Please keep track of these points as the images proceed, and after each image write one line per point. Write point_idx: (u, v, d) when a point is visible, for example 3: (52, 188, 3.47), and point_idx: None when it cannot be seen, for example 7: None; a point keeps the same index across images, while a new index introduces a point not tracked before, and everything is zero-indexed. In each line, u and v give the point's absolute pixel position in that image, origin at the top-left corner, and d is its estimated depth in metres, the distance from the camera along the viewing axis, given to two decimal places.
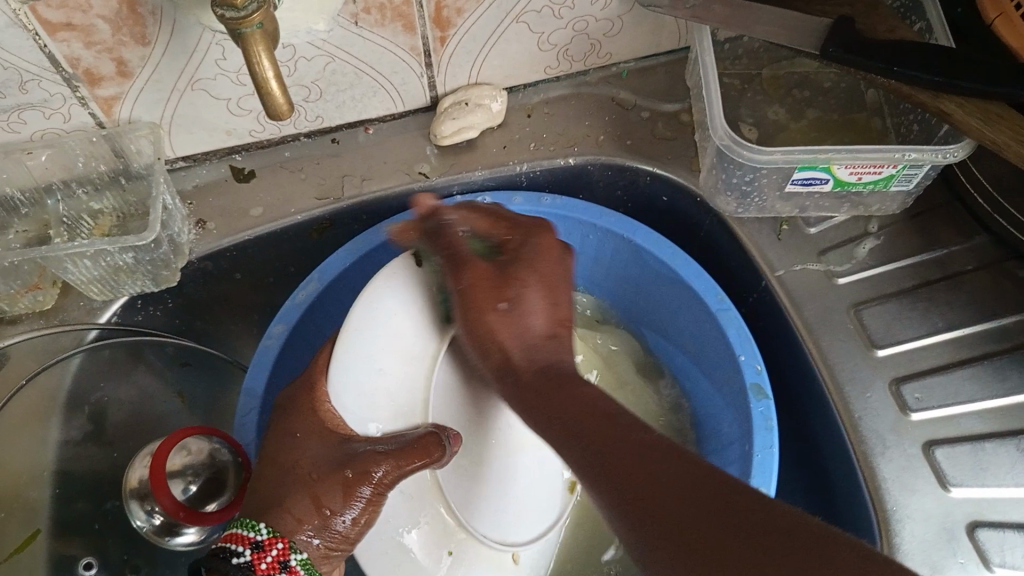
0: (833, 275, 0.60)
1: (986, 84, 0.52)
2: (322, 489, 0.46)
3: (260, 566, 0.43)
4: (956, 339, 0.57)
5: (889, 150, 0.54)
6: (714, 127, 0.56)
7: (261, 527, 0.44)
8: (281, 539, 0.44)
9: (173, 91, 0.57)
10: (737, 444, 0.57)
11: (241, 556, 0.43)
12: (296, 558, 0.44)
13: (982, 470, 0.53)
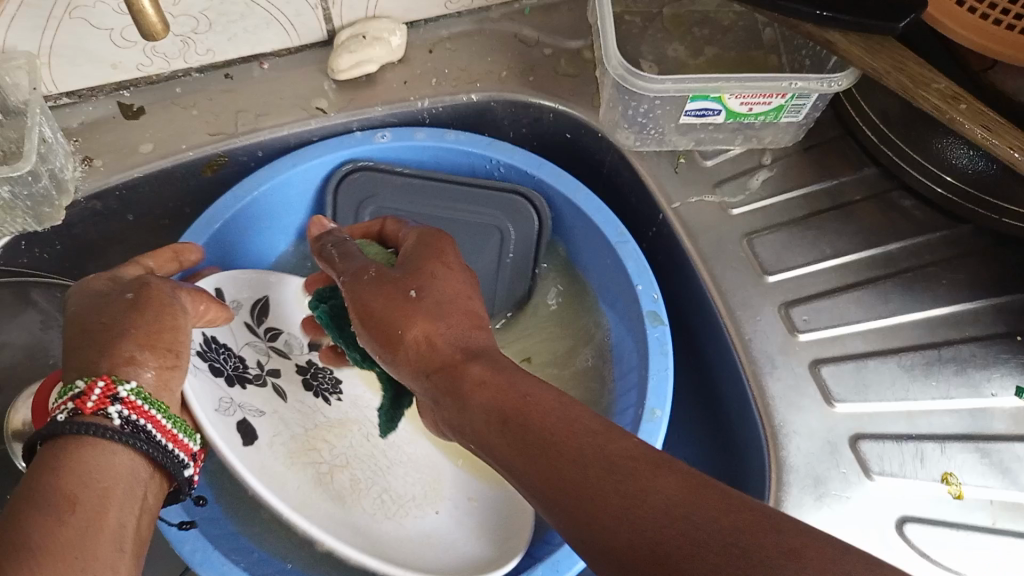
0: (726, 206, 0.61)
1: (862, 16, 0.53)
2: (148, 321, 0.46)
3: (87, 408, 0.41)
4: (842, 265, 0.59)
5: (777, 79, 0.55)
6: (608, 56, 0.57)
7: (79, 382, 0.42)
8: (102, 379, 0.42)
9: (50, 19, 0.54)
10: (635, 373, 0.58)
11: (64, 412, 0.41)
12: (125, 390, 0.42)
13: (864, 387, 0.55)
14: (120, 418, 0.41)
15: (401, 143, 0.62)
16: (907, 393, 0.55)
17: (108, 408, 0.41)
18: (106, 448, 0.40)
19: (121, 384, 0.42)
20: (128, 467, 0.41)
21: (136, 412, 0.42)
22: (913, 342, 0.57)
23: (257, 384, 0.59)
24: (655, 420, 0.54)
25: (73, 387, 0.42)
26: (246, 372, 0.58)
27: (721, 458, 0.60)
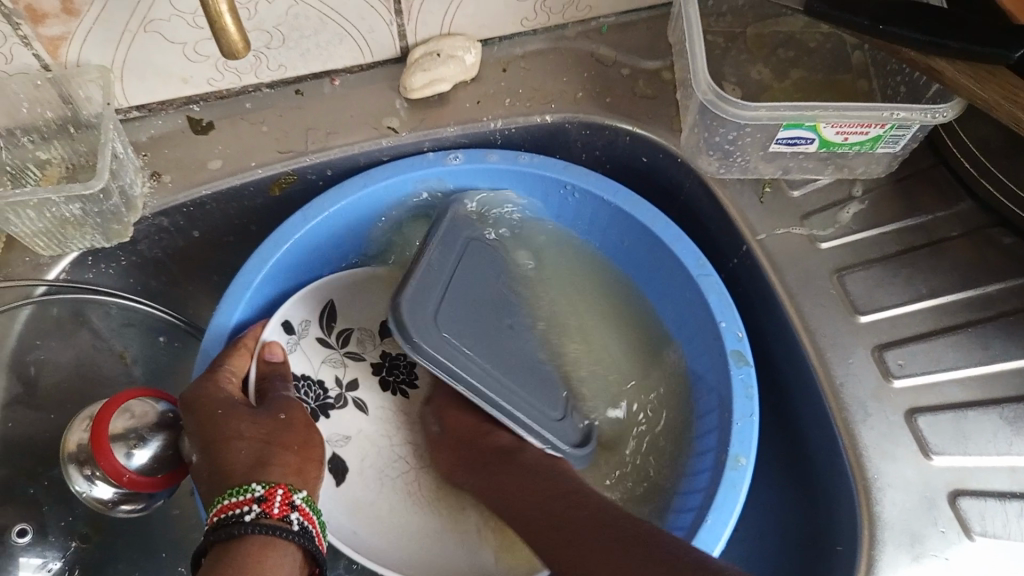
0: (814, 239, 0.58)
1: (964, 47, 0.50)
2: (289, 438, 0.51)
3: (273, 512, 0.46)
4: (939, 305, 0.56)
5: (877, 108, 0.51)
6: (696, 79, 0.54)
7: (256, 485, 0.46)
8: (279, 486, 0.47)
9: (124, 33, 0.53)
10: (714, 414, 0.56)
11: (248, 513, 0.45)
12: (298, 498, 0.48)
13: (963, 438, 0.51)
14: (297, 523, 0.47)
15: (473, 166, 0.60)
16: (1011, 447, 0.51)
17: (289, 514, 0.47)
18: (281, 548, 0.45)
19: (294, 492, 0.48)
20: (291, 562, 0.45)
21: (307, 518, 0.48)
22: (1017, 392, 0.53)
23: (339, 408, 0.64)
24: (739, 468, 0.51)
25: (253, 490, 0.46)
26: (329, 399, 0.64)
27: (802, 506, 0.56)
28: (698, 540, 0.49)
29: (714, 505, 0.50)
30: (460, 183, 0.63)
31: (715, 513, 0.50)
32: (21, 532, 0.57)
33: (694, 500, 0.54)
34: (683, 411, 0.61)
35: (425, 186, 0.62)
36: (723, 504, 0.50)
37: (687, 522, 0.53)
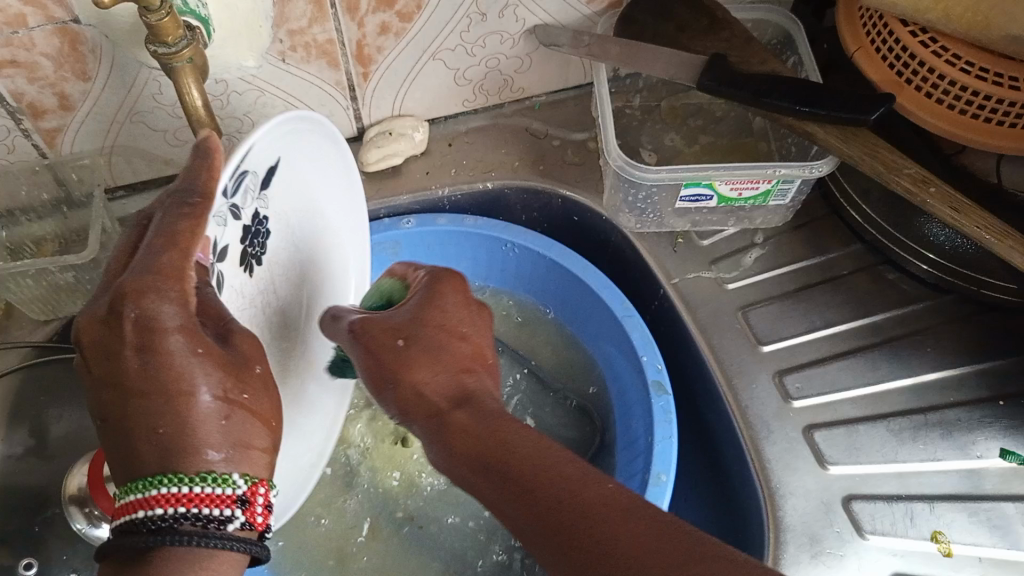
0: (721, 281, 0.66)
1: (834, 115, 0.59)
2: (256, 378, 0.41)
3: (255, 521, 0.40)
4: (832, 334, 0.63)
5: (762, 167, 0.60)
6: (609, 150, 0.62)
7: (238, 479, 0.39)
8: (262, 485, 0.40)
9: (113, 124, 0.62)
10: (641, 439, 0.62)
11: (232, 521, 0.38)
12: (275, 497, 0.41)
13: (855, 449, 0.58)
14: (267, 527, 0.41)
15: (424, 229, 0.69)
16: (897, 455, 0.58)
17: (266, 519, 0.40)
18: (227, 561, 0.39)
19: (274, 491, 0.41)
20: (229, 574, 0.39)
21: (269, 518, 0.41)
22: (903, 408, 0.60)
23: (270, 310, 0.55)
24: (660, 484, 0.57)
25: (233, 486, 0.39)
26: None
27: (724, 519, 0.63)
28: None
29: None
30: (412, 245, 0.71)
31: None
32: (28, 566, 0.61)
33: None
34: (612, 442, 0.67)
35: (383, 248, 0.70)
36: None
37: None
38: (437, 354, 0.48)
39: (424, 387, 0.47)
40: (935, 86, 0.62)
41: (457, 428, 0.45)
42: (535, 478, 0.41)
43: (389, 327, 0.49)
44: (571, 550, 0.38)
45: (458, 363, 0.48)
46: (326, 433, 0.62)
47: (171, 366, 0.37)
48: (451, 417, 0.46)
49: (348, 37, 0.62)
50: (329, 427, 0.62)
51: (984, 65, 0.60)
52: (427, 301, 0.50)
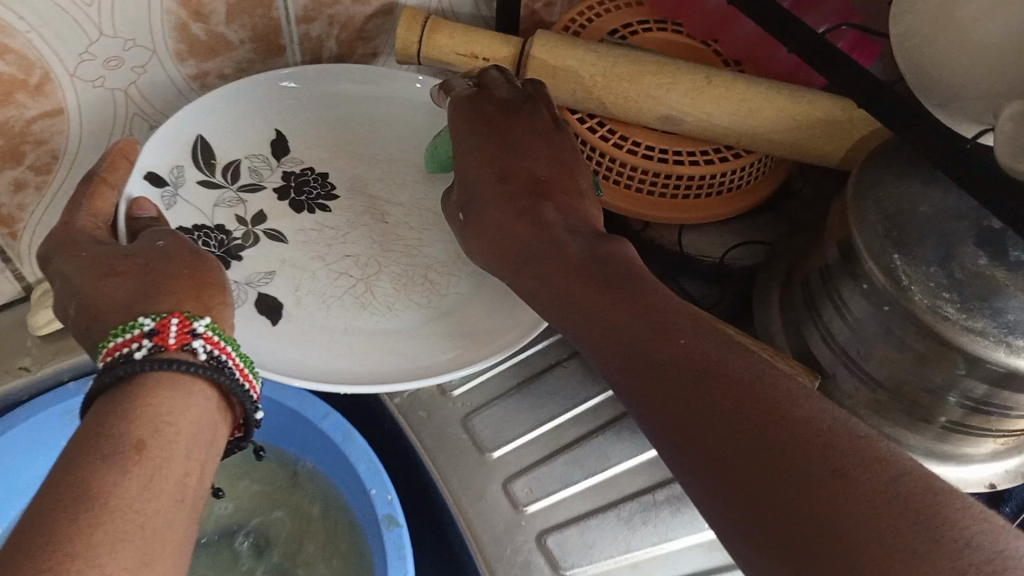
0: (445, 389, 0.64)
1: None
2: (173, 268, 0.47)
3: (169, 344, 0.42)
4: (556, 426, 0.63)
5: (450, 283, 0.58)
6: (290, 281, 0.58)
7: (145, 322, 0.42)
8: (173, 317, 0.43)
9: None
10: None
11: (141, 347, 0.41)
12: (200, 325, 0.43)
13: (589, 548, 0.57)
14: (203, 351, 0.43)
15: None
16: (631, 544, 0.57)
17: (190, 342, 0.42)
18: (189, 390, 0.41)
19: (196, 320, 0.43)
20: (192, 416, 0.40)
21: (216, 348, 0.43)
22: (631, 491, 0.60)
23: (251, 245, 0.58)
24: None
25: (143, 325, 0.42)
26: (236, 240, 0.58)
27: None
28: None
29: None
30: None
31: None
32: None
33: None
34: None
35: None
36: None
37: None
38: (486, 210, 0.54)
39: (539, 241, 0.51)
40: (606, 170, 0.64)
41: (578, 274, 0.47)
42: (612, 277, 0.46)
43: (453, 207, 0.58)
44: (617, 357, 0.42)
45: (510, 196, 0.54)
46: (336, 346, 0.54)
47: (95, 284, 0.45)
48: (516, 277, 0.51)
49: None
50: (376, 342, 0.55)
51: (648, 145, 0.63)
52: (461, 153, 0.57)
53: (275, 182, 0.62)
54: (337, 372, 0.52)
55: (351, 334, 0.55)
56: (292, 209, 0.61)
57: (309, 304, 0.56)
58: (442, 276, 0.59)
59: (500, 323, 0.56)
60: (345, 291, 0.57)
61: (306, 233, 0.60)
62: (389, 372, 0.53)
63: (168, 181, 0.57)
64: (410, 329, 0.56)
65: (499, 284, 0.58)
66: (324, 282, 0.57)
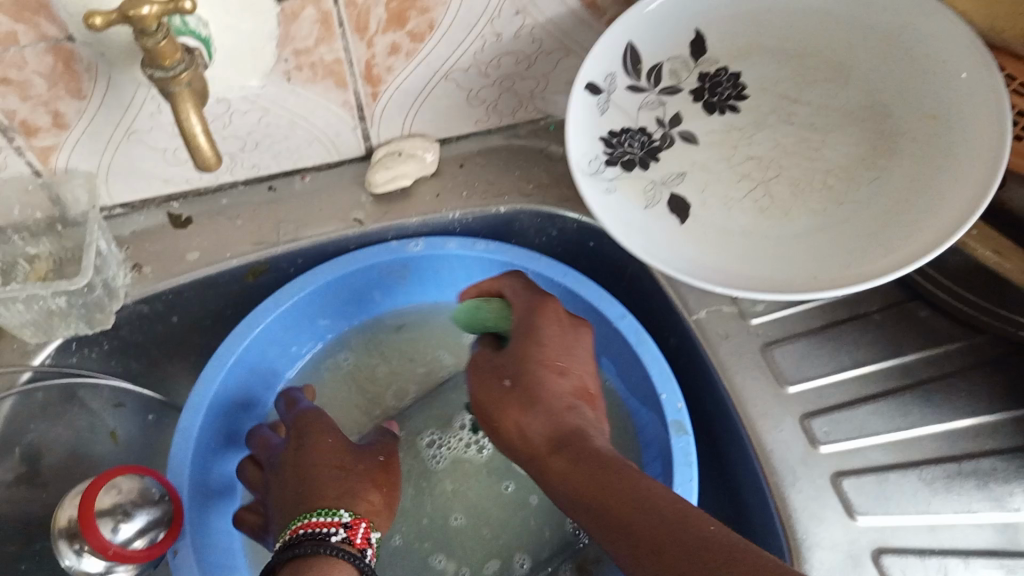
0: (746, 314, 0.63)
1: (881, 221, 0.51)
2: (531, 388, 0.50)
3: (354, 540, 0.53)
4: (861, 375, 0.61)
5: (795, 233, 0.53)
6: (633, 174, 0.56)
7: (342, 513, 0.54)
8: (366, 522, 0.55)
9: (108, 143, 0.58)
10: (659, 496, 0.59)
11: (337, 534, 0.52)
12: (347, 517, 0.54)
13: (886, 499, 0.56)
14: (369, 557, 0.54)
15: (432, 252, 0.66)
16: (929, 506, 0.56)
17: (366, 548, 0.53)
18: (345, 573, 0.50)
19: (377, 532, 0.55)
20: None
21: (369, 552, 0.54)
22: (935, 454, 0.58)
23: (667, 147, 0.57)
24: None
25: (342, 516, 0.54)
26: (655, 141, 0.57)
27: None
28: None
29: None
30: (420, 268, 0.68)
31: None
32: None
33: None
34: None
35: (390, 271, 0.67)
36: None
37: None
38: (495, 411, 0.51)
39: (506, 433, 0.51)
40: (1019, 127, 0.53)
41: (569, 465, 0.47)
42: (591, 465, 0.46)
43: (499, 365, 0.53)
44: (590, 486, 0.45)
45: (547, 406, 0.49)
46: (707, 239, 0.53)
47: (494, 399, 0.51)
48: (553, 458, 0.47)
49: (356, 57, 0.58)
50: (766, 247, 0.53)
51: None
52: (532, 335, 0.53)
53: (692, 84, 0.58)
54: (730, 272, 0.51)
55: (746, 233, 0.54)
56: (703, 111, 0.58)
57: (712, 206, 0.55)
58: (846, 180, 0.54)
59: (901, 240, 0.50)
60: (746, 193, 0.55)
61: (716, 134, 0.58)
62: (783, 277, 0.51)
63: (603, 88, 0.56)
64: (798, 233, 0.53)
65: (865, 234, 0.51)
66: (726, 183, 0.56)
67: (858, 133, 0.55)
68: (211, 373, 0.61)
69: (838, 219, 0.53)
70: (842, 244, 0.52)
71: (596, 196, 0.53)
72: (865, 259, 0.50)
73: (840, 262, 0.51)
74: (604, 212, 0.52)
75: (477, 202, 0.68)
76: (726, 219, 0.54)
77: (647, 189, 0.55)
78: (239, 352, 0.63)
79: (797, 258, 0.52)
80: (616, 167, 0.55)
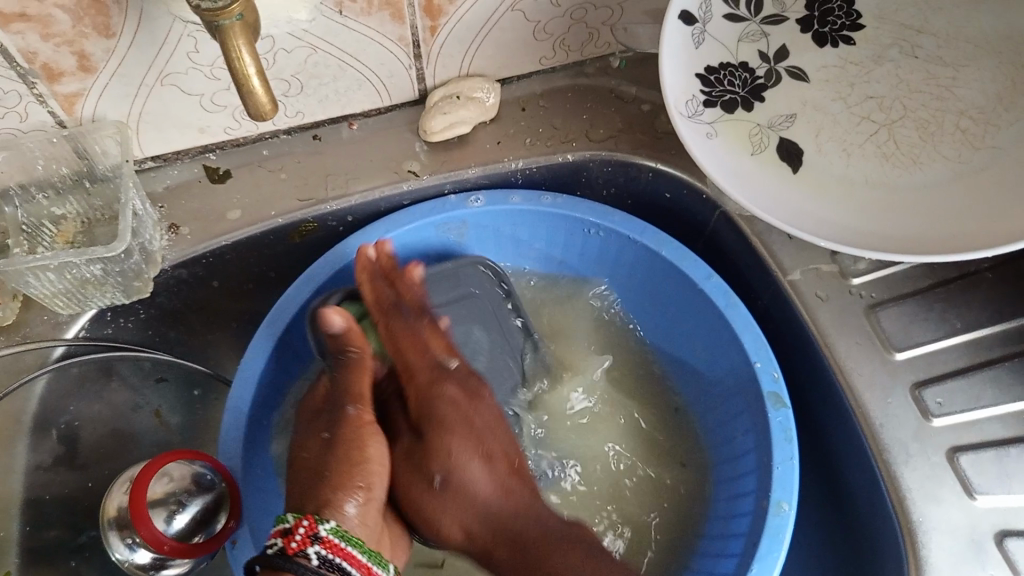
0: (846, 273, 0.57)
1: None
2: (432, 468, 0.49)
3: (291, 546, 0.40)
4: (973, 340, 0.54)
5: (927, 184, 0.47)
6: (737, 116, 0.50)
7: (287, 517, 0.42)
8: (306, 518, 0.41)
9: (141, 86, 0.52)
10: (752, 473, 0.54)
11: (273, 546, 0.40)
12: (324, 529, 0.41)
13: (1007, 478, 0.51)
14: (318, 557, 0.39)
15: (496, 208, 0.60)
16: None
17: (308, 547, 0.40)
18: None
19: (322, 523, 0.41)
20: None
21: (335, 550, 0.40)
22: None
23: (774, 85, 0.51)
24: (782, 514, 0.50)
25: (283, 521, 0.41)
26: (759, 78, 0.51)
27: (844, 568, 0.56)
28: None
29: (758, 554, 0.50)
30: (480, 225, 0.62)
31: (760, 562, 0.49)
32: None
33: (737, 545, 0.53)
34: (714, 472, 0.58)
35: (447, 229, 0.61)
36: (767, 553, 0.49)
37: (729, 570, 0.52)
38: (415, 505, 0.50)
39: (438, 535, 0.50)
40: None
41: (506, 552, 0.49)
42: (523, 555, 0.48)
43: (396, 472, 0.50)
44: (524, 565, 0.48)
45: (492, 485, 0.49)
46: (826, 192, 0.48)
47: (406, 485, 0.50)
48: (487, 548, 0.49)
49: None
50: (900, 200, 0.47)
51: None
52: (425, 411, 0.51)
53: (799, 12, 0.52)
54: (857, 232, 0.46)
55: (869, 183, 0.48)
56: (813, 43, 0.52)
57: (829, 151, 0.49)
58: (984, 121, 0.48)
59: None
60: (866, 139, 0.49)
61: (828, 71, 0.51)
62: (913, 236, 0.45)
63: (698, 19, 0.50)
64: (932, 185, 0.47)
65: (1009, 184, 0.45)
66: (845, 127, 0.50)
67: (997, 68, 0.48)
68: (261, 343, 0.55)
69: (980, 166, 0.47)
70: (984, 196, 0.46)
71: (695, 141, 0.49)
72: (1010, 215, 0.44)
73: (984, 216, 0.45)
74: (710, 166, 0.48)
75: (542, 149, 0.62)
76: (850, 168, 0.49)
77: (753, 133, 0.50)
78: (292, 323, 0.56)
79: (930, 216, 0.46)
80: (715, 108, 0.50)
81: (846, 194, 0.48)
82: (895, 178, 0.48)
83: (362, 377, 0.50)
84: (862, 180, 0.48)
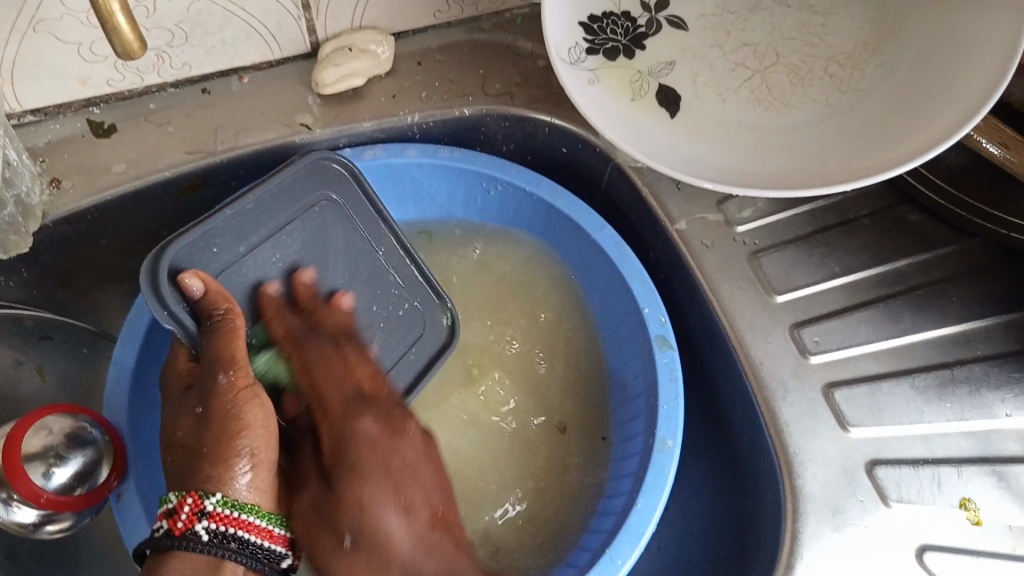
0: (731, 222, 0.59)
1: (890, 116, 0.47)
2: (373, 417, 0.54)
3: (177, 526, 0.43)
4: (850, 283, 0.57)
5: (797, 127, 0.49)
6: (619, 63, 0.51)
7: (172, 495, 0.44)
8: (190, 494, 0.43)
9: (12, 33, 0.49)
10: (642, 414, 0.56)
11: (162, 528, 0.43)
12: (211, 504, 0.43)
13: (878, 410, 0.53)
14: (208, 533, 0.43)
15: (392, 161, 0.60)
16: (922, 416, 0.53)
17: (195, 524, 0.43)
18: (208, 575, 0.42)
19: (208, 497, 0.43)
20: None
21: (227, 522, 0.43)
22: (927, 363, 0.55)
23: (655, 33, 0.52)
24: (666, 451, 0.52)
25: (168, 501, 0.44)
26: (641, 27, 0.52)
27: (729, 502, 0.58)
28: (629, 522, 0.50)
29: (643, 490, 0.51)
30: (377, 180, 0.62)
31: (645, 497, 0.51)
32: None
33: (627, 483, 0.54)
34: (610, 418, 0.60)
35: None
36: (652, 488, 0.51)
37: (618, 508, 0.53)
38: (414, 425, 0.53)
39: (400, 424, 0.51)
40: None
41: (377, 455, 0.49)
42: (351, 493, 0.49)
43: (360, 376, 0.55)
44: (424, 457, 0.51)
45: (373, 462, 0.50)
46: (702, 135, 0.50)
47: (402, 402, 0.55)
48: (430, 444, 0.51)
49: None
50: (772, 139, 0.49)
51: None
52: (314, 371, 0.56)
53: None
54: (731, 172, 0.48)
55: (744, 127, 0.50)
56: None
57: (707, 96, 0.51)
58: (849, 68, 0.50)
59: (907, 134, 0.46)
60: (741, 85, 0.51)
61: (707, 21, 0.53)
62: (782, 175, 0.47)
63: None
64: (802, 127, 0.49)
65: (872, 126, 0.48)
66: (722, 73, 0.52)
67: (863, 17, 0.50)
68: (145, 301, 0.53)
69: (845, 108, 0.49)
70: (849, 137, 0.48)
71: (576, 86, 0.49)
72: (870, 154, 0.46)
73: (848, 155, 0.47)
74: (590, 110, 0.49)
75: (438, 103, 0.62)
76: (726, 113, 0.50)
77: (633, 79, 0.51)
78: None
79: (798, 156, 0.48)
80: (598, 55, 0.51)
81: (721, 136, 0.50)
82: (768, 120, 0.50)
83: (233, 341, 0.47)
84: (738, 124, 0.50)
